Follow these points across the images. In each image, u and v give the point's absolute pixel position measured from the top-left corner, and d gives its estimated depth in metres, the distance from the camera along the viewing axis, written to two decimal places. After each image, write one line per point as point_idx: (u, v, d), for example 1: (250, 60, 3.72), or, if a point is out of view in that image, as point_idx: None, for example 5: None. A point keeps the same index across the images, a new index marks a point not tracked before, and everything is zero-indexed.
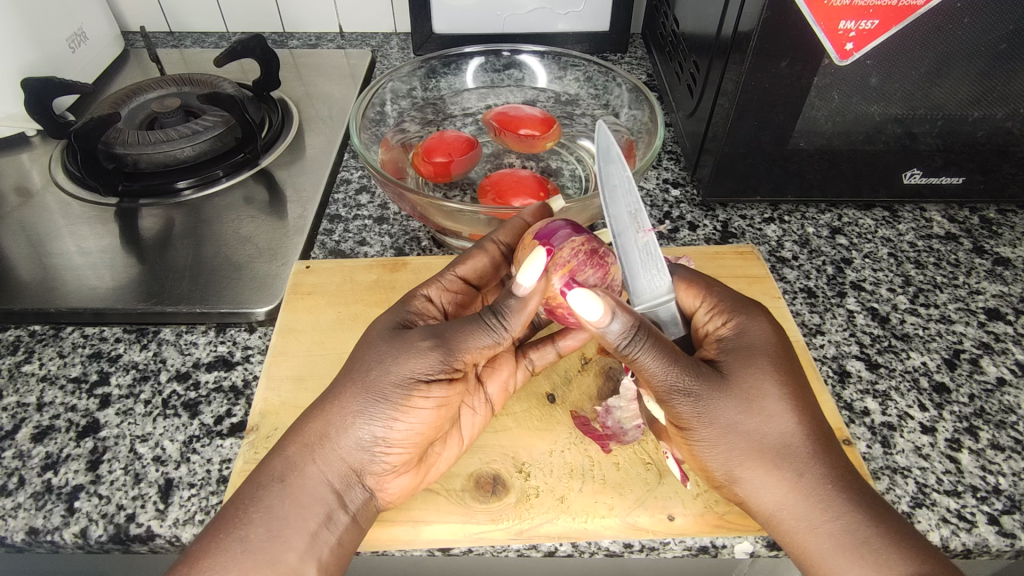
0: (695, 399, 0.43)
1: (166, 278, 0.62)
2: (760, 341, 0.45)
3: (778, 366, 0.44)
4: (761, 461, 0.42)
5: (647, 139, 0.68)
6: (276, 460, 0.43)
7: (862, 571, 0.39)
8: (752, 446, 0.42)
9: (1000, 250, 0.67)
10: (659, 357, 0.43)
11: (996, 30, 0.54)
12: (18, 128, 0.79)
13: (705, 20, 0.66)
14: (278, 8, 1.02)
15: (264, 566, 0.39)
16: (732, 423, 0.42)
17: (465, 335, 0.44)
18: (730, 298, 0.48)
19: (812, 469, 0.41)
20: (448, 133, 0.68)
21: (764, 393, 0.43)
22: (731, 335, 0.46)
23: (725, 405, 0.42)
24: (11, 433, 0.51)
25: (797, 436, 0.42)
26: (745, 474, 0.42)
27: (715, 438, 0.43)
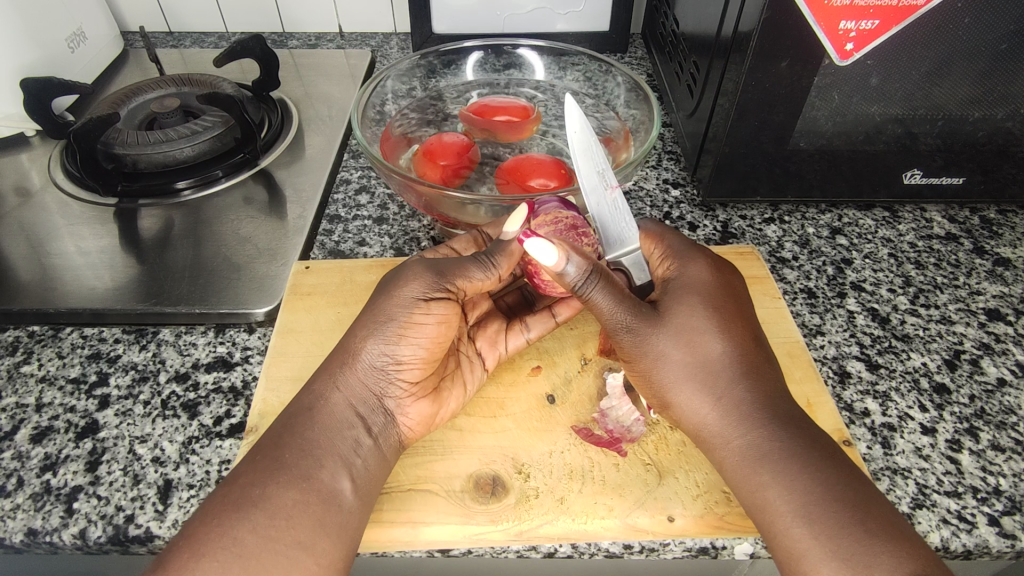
0: (633, 331, 0.48)
1: (165, 279, 0.62)
2: (698, 280, 0.49)
3: (710, 301, 0.48)
4: (689, 384, 0.46)
5: (645, 136, 0.67)
6: (308, 395, 0.47)
7: (766, 479, 0.43)
8: (681, 371, 0.47)
9: (1000, 251, 0.67)
10: (607, 291, 0.47)
11: (996, 30, 0.54)
12: (18, 128, 0.79)
13: (705, 20, 0.65)
14: (278, 7, 1.02)
15: (299, 482, 0.43)
16: (663, 350, 0.47)
17: (460, 268, 0.50)
18: (677, 246, 0.52)
19: (733, 391, 0.46)
20: (445, 137, 0.67)
21: (694, 324, 0.47)
22: (671, 277, 0.50)
23: (657, 336, 0.47)
24: (11, 434, 0.51)
25: (721, 362, 0.46)
26: (675, 396, 0.47)
27: (650, 364, 0.47)
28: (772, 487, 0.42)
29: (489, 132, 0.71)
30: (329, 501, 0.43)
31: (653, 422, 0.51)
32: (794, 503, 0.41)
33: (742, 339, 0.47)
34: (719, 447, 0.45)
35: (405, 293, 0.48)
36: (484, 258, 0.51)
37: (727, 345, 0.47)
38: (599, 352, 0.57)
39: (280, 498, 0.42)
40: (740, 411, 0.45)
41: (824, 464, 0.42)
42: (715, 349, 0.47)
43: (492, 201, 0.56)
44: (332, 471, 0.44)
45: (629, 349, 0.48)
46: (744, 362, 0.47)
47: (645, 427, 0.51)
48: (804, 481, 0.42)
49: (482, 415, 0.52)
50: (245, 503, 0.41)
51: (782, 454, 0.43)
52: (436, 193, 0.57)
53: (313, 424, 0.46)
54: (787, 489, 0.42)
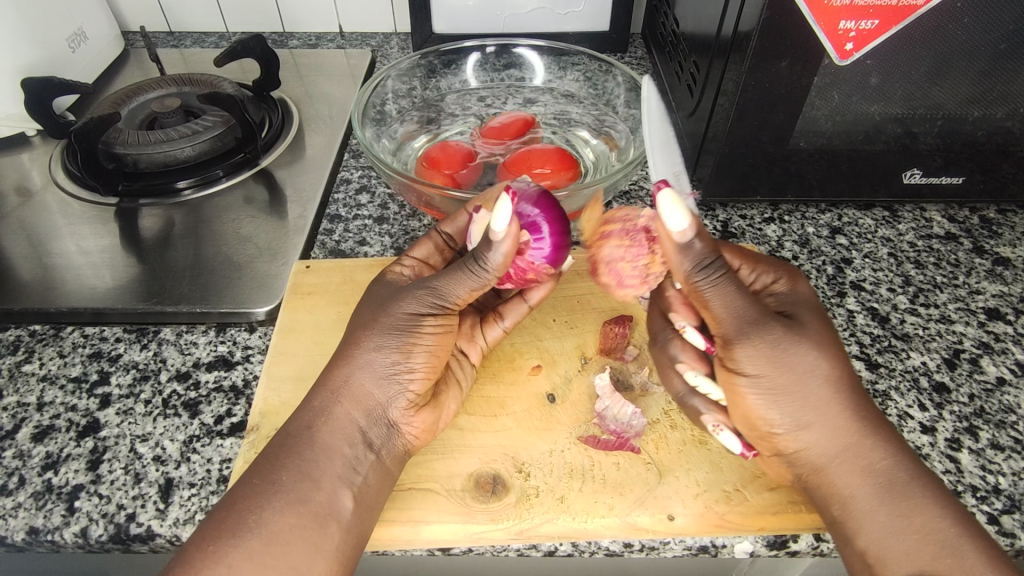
0: (773, 343, 0.43)
1: (166, 278, 0.62)
2: (811, 304, 0.48)
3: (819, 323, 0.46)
4: (819, 405, 0.43)
5: (644, 135, 0.67)
6: (309, 410, 0.45)
7: (890, 513, 0.41)
8: (813, 392, 0.43)
9: (1000, 250, 0.67)
10: (732, 286, 0.43)
11: (996, 30, 0.54)
12: (18, 128, 0.79)
13: (705, 19, 0.66)
14: (278, 7, 1.02)
15: (295, 504, 0.42)
16: (785, 366, 0.43)
17: (452, 280, 0.47)
18: (774, 268, 0.51)
19: (849, 417, 0.43)
20: (449, 143, 0.66)
21: (813, 343, 0.44)
22: (785, 300, 0.49)
23: (800, 352, 0.43)
24: (12, 433, 0.51)
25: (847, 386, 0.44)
26: (800, 417, 0.44)
27: (785, 381, 0.43)
28: (888, 523, 0.41)
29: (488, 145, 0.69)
30: (327, 523, 0.42)
31: (653, 421, 0.52)
32: (914, 533, 0.40)
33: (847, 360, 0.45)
34: (828, 475, 0.43)
35: (403, 310, 0.47)
36: (474, 265, 0.47)
37: (843, 368, 0.44)
38: (599, 352, 0.57)
39: (277, 523, 0.41)
40: (853, 438, 0.43)
41: (944, 497, 0.42)
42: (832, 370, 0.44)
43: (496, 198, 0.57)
44: (330, 492, 0.43)
45: (756, 362, 0.43)
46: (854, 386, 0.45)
47: (645, 425, 0.51)
48: (924, 514, 0.41)
49: (482, 414, 0.52)
50: (242, 529, 0.40)
51: (897, 484, 0.42)
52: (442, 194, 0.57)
53: (312, 445, 0.44)
54: (903, 523, 0.41)
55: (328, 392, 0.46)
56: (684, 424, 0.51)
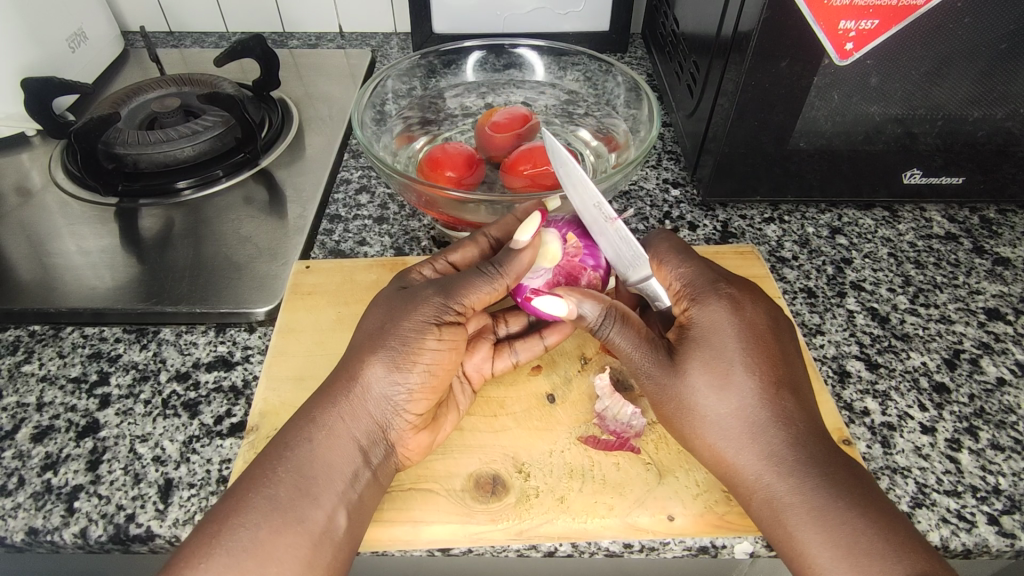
0: (659, 377, 0.47)
1: (166, 278, 0.62)
2: (728, 317, 0.47)
3: (744, 345, 0.46)
4: (724, 428, 0.45)
5: (644, 136, 0.67)
6: (310, 424, 0.45)
7: (809, 527, 0.41)
8: (719, 415, 0.45)
9: (1000, 250, 0.67)
10: (625, 337, 0.49)
11: (996, 29, 0.54)
12: (18, 128, 0.79)
13: (705, 19, 0.66)
14: (278, 7, 1.02)
15: (293, 523, 0.41)
16: (694, 397, 0.46)
17: (468, 285, 0.48)
18: (694, 278, 0.50)
19: (769, 433, 0.44)
20: (449, 147, 0.66)
21: (730, 362, 0.46)
22: (697, 316, 0.48)
23: (689, 380, 0.46)
24: (11, 433, 0.51)
25: (756, 404, 0.45)
26: (708, 441, 0.46)
27: (683, 410, 0.46)
28: (807, 530, 0.41)
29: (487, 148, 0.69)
30: (323, 541, 0.41)
31: (653, 421, 0.52)
32: (829, 545, 0.40)
33: (776, 379, 0.46)
34: (751, 486, 0.44)
35: (415, 316, 0.46)
36: (492, 269, 0.49)
37: (763, 388, 0.45)
38: (600, 351, 0.57)
39: (272, 542, 0.40)
40: (779, 451, 0.44)
41: (864, 508, 0.41)
42: (751, 388, 0.45)
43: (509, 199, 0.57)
44: (328, 512, 0.42)
45: (656, 396, 0.48)
46: (781, 404, 0.45)
47: (645, 425, 0.51)
48: (843, 521, 0.40)
49: (482, 414, 0.52)
50: (235, 546, 0.40)
51: (818, 495, 0.42)
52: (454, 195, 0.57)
53: (313, 462, 0.44)
54: (822, 532, 0.41)
55: (326, 403, 0.46)
56: None
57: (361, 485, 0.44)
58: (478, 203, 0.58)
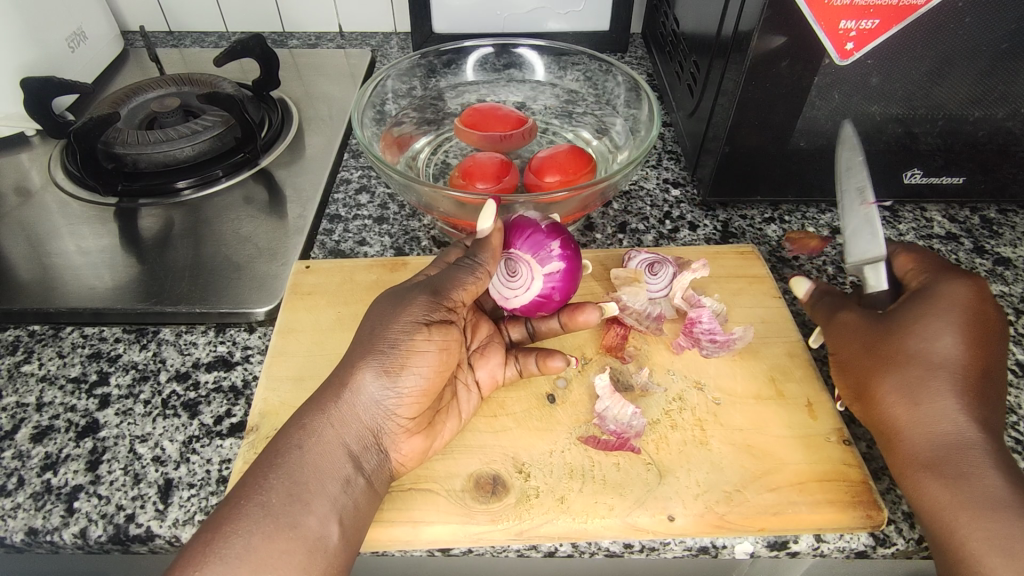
0: (891, 330, 0.50)
1: (165, 279, 0.62)
2: (963, 298, 0.50)
3: (964, 328, 0.48)
4: (907, 390, 0.47)
5: (645, 135, 0.67)
6: (297, 431, 0.44)
7: (970, 516, 0.41)
8: (915, 379, 0.47)
9: (1000, 250, 0.67)
10: (843, 305, 0.54)
11: (997, 29, 0.54)
12: (18, 128, 0.79)
13: (705, 19, 0.65)
14: (278, 8, 1.02)
15: (287, 529, 0.40)
16: (915, 356, 0.48)
17: (452, 278, 0.49)
18: (937, 268, 0.53)
19: (944, 405, 0.45)
20: (479, 154, 0.64)
21: (954, 336, 0.48)
22: (928, 289, 0.52)
23: (920, 338, 0.48)
24: (11, 433, 0.50)
25: (946, 376, 0.46)
26: (883, 398, 0.48)
27: (894, 363, 0.48)
28: (972, 523, 0.41)
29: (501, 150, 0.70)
30: (317, 548, 0.40)
31: (653, 422, 0.52)
32: (989, 541, 0.40)
33: (986, 348, 0.48)
34: (914, 454, 0.45)
35: (401, 324, 0.46)
36: (469, 260, 0.51)
37: (944, 365, 0.47)
38: (600, 351, 0.57)
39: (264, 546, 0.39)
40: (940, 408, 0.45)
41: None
42: (956, 349, 0.47)
43: (528, 201, 0.57)
44: (321, 518, 0.41)
45: (864, 343, 0.51)
46: (971, 381, 0.46)
47: (645, 425, 0.51)
48: (1005, 521, 0.40)
49: (482, 414, 0.52)
50: (230, 552, 0.39)
51: (990, 490, 0.42)
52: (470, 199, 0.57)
53: (303, 470, 0.43)
54: (989, 529, 0.40)
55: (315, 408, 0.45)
56: (685, 424, 0.51)
57: (355, 490, 0.43)
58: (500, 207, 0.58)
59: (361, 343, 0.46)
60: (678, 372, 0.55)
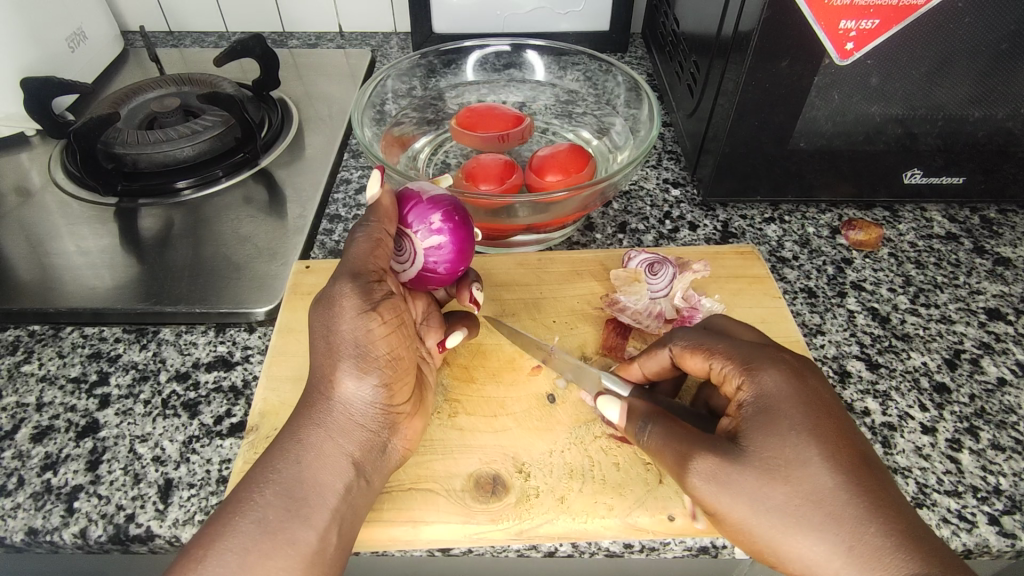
0: (712, 475, 0.39)
1: (165, 279, 0.62)
2: (778, 393, 0.40)
3: (806, 427, 0.39)
4: (802, 525, 0.36)
5: (645, 135, 0.67)
6: (293, 441, 0.43)
7: None
8: (784, 515, 0.37)
9: (1000, 250, 0.67)
10: (728, 354, 0.44)
11: (996, 29, 0.54)
12: (19, 128, 0.79)
13: (705, 19, 0.65)
14: (278, 8, 1.02)
15: (285, 543, 0.39)
16: (762, 492, 0.37)
17: (371, 251, 0.47)
18: (745, 349, 0.44)
19: (817, 532, 0.36)
20: (483, 156, 0.64)
21: (787, 455, 0.38)
22: (751, 398, 0.41)
23: (738, 473, 0.38)
24: (11, 433, 0.51)
25: (828, 491, 0.36)
26: (790, 545, 0.36)
27: (737, 509, 0.37)
28: None
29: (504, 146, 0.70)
30: (317, 560, 0.40)
31: None
32: None
33: (859, 466, 0.37)
34: None
35: (348, 322, 0.44)
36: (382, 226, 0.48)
37: (835, 483, 0.37)
38: (600, 351, 0.57)
39: (262, 557, 0.38)
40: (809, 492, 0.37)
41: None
42: (801, 448, 0.38)
43: (533, 201, 0.57)
44: (321, 530, 0.40)
45: (712, 498, 0.39)
46: (843, 505, 0.36)
47: None
48: None
49: (482, 414, 0.52)
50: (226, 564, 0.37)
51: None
52: (477, 201, 0.57)
53: (303, 482, 0.41)
54: None
55: (310, 416, 0.44)
56: None
57: (354, 498, 0.43)
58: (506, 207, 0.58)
59: (324, 340, 0.44)
60: None
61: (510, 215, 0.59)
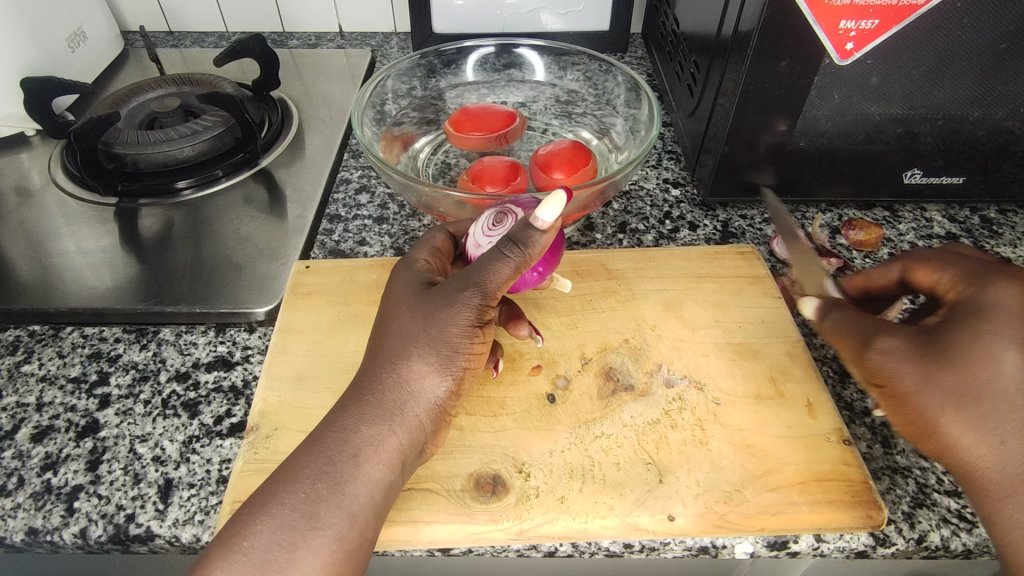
0: (903, 358, 0.44)
1: (165, 279, 0.62)
2: (1004, 303, 0.43)
3: (1021, 325, 0.41)
4: (961, 410, 0.41)
5: (645, 135, 0.67)
6: (352, 436, 0.43)
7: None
8: (979, 391, 0.41)
9: (1000, 250, 0.67)
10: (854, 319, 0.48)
11: (996, 29, 0.54)
12: (18, 128, 0.79)
13: (705, 19, 0.65)
14: (278, 8, 1.02)
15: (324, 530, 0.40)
16: (921, 381, 0.43)
17: (490, 269, 0.45)
18: (967, 269, 0.46)
19: (968, 406, 0.41)
20: (486, 158, 0.64)
21: (1000, 334, 0.41)
22: (967, 300, 0.44)
23: (926, 375, 0.43)
24: (11, 433, 0.50)
25: (1016, 379, 0.40)
26: (945, 426, 0.42)
27: (927, 400, 0.42)
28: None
29: (506, 143, 0.70)
30: (354, 554, 0.40)
31: (653, 421, 0.51)
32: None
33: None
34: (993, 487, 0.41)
35: (458, 327, 0.45)
36: (513, 249, 0.45)
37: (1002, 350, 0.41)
38: (600, 351, 0.57)
39: (306, 551, 0.39)
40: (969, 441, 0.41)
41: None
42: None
43: (537, 202, 0.57)
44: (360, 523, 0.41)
45: (881, 370, 0.45)
46: None
47: (645, 425, 0.51)
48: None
49: (482, 414, 0.52)
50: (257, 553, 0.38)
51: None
52: (482, 202, 0.57)
53: (354, 478, 0.42)
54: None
55: (372, 412, 0.44)
56: (685, 424, 0.51)
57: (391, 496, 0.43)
58: None
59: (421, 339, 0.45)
60: (678, 372, 0.55)
61: None
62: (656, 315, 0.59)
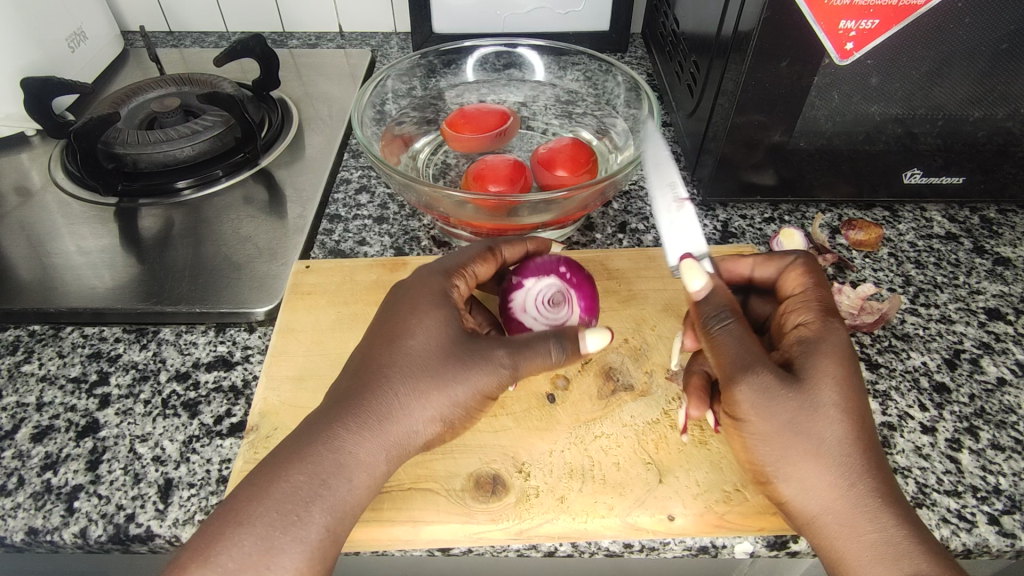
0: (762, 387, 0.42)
1: (165, 279, 0.62)
2: (836, 346, 0.44)
3: (849, 367, 0.43)
4: (794, 437, 0.41)
5: (645, 135, 0.68)
6: (333, 441, 0.43)
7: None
8: (805, 440, 0.41)
9: (1000, 250, 0.67)
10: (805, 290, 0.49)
11: (996, 29, 0.54)
12: (19, 128, 0.79)
13: (705, 19, 0.65)
14: (278, 8, 1.02)
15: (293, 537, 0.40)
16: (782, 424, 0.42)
17: (535, 351, 0.46)
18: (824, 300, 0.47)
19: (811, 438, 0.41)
20: (489, 158, 0.64)
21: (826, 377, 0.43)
22: (810, 336, 0.45)
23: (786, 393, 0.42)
24: (11, 433, 0.51)
25: (836, 411, 0.42)
26: (783, 465, 0.42)
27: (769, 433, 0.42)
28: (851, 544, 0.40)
29: (504, 141, 0.70)
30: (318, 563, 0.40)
31: (653, 421, 0.51)
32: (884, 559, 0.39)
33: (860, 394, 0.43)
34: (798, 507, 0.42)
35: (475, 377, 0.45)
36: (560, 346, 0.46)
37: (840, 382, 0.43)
38: (600, 351, 0.57)
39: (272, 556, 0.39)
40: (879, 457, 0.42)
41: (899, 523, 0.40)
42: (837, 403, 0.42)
43: (542, 200, 0.57)
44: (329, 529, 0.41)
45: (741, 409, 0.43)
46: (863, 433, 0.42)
47: (645, 425, 0.51)
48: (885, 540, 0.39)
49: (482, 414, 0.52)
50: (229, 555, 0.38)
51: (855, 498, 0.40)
52: (485, 201, 0.57)
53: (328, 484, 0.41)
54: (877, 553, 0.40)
55: (361, 422, 0.43)
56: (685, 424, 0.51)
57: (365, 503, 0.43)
58: (513, 206, 0.58)
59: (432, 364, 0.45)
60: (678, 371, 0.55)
61: (518, 213, 0.59)
62: (656, 315, 0.59)
